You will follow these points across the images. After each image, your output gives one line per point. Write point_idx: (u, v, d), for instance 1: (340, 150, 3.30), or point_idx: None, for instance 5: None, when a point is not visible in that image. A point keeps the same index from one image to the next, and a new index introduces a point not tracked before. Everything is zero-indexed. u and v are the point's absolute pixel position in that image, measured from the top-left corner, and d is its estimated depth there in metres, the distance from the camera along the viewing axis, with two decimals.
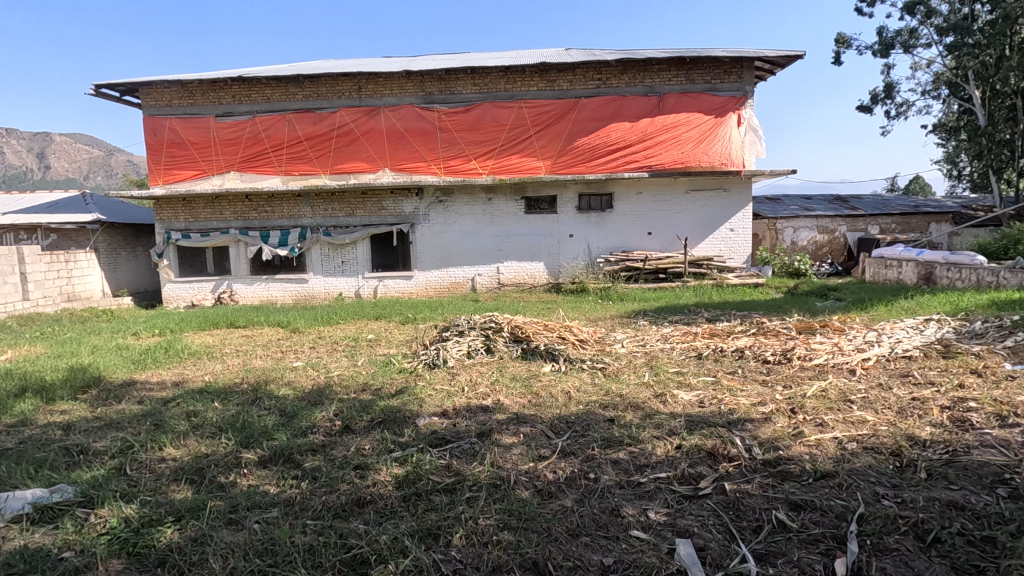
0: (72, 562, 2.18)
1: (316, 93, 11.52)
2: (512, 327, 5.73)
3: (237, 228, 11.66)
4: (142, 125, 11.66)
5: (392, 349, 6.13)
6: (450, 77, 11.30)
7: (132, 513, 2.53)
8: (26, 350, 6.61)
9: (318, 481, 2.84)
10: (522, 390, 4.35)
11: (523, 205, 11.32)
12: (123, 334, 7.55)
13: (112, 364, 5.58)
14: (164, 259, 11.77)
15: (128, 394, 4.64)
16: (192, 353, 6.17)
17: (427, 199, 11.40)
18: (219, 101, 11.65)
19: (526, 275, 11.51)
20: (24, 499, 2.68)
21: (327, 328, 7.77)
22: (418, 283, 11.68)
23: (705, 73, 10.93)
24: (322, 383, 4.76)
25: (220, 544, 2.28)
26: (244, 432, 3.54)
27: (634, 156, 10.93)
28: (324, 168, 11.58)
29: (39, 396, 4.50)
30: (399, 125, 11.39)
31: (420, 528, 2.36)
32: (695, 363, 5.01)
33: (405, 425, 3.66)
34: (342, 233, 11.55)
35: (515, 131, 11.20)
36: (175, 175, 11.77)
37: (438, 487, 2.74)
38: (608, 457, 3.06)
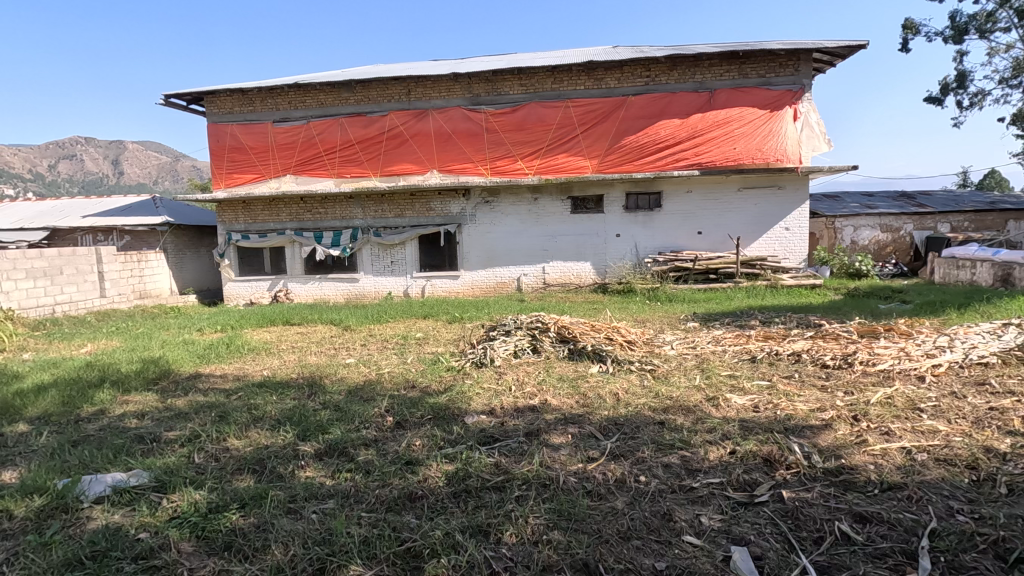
0: (148, 543, 2.32)
1: (367, 97, 11.83)
2: (559, 327, 5.72)
3: (293, 230, 12.13)
4: (207, 132, 12.31)
5: (440, 348, 6.23)
6: (497, 78, 11.36)
7: (200, 499, 2.67)
8: (104, 343, 7.10)
9: (371, 475, 2.92)
10: (570, 390, 4.34)
11: (569, 204, 11.28)
12: (188, 330, 8.00)
13: (180, 358, 5.92)
14: (225, 259, 12.39)
15: (195, 386, 4.91)
16: (251, 349, 6.46)
17: (474, 200, 11.53)
18: (276, 107, 12.14)
19: (572, 275, 11.44)
20: (105, 482, 2.88)
21: (377, 326, 7.98)
22: (464, 283, 11.81)
23: (759, 66, 10.56)
24: (373, 380, 4.89)
25: (280, 533, 2.38)
26: (301, 425, 3.69)
27: (683, 154, 10.68)
28: (374, 170, 11.88)
29: (117, 386, 4.83)
30: (446, 127, 11.56)
31: (471, 525, 2.40)
32: (749, 367, 4.85)
33: (454, 423, 3.71)
34: (391, 234, 11.83)
35: (561, 130, 11.16)
36: (236, 179, 12.35)
37: (488, 485, 2.77)
38: (658, 460, 3.01)
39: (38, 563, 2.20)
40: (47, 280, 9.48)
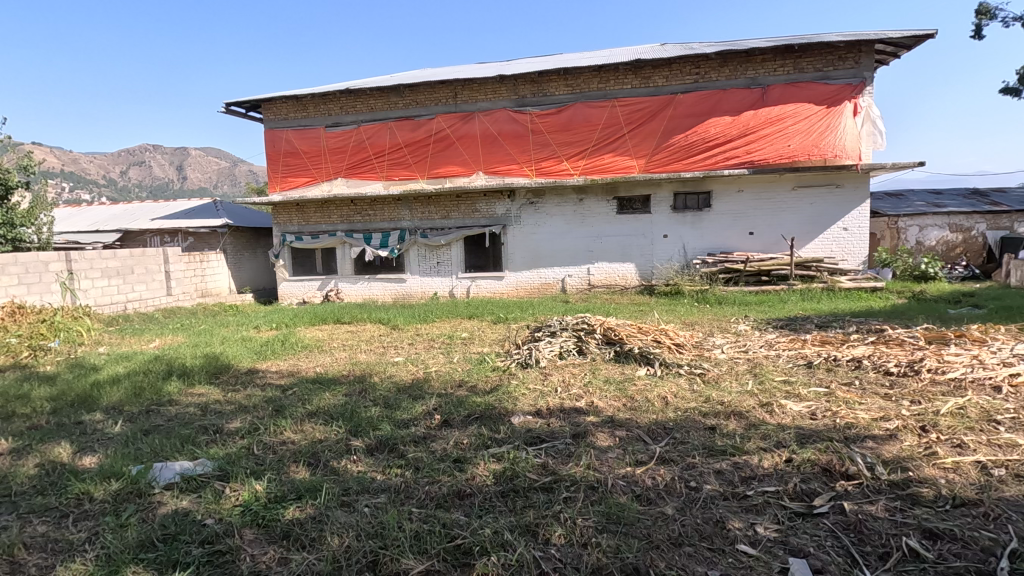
0: (213, 529, 2.44)
1: (414, 101, 12.06)
2: (605, 329, 5.66)
3: (343, 231, 12.50)
4: (264, 138, 12.84)
5: (486, 348, 6.28)
6: (542, 79, 11.36)
7: (260, 489, 2.79)
8: (171, 339, 7.53)
9: (420, 471, 2.98)
10: (616, 392, 4.29)
11: (615, 205, 11.15)
12: (247, 327, 8.37)
13: (239, 353, 6.21)
14: (280, 260, 12.90)
15: (253, 381, 5.14)
16: (304, 346, 6.69)
17: (519, 201, 11.58)
18: (329, 112, 12.55)
19: (617, 276, 11.31)
20: (174, 469, 3.05)
21: (424, 326, 8.13)
22: (509, 283, 11.87)
23: (816, 60, 10.13)
24: (421, 378, 4.98)
25: (335, 524, 2.45)
26: (353, 421, 3.79)
27: (734, 152, 10.38)
28: (421, 173, 12.10)
29: (183, 379, 5.11)
30: (492, 129, 11.64)
31: (520, 524, 2.41)
32: (806, 373, 4.66)
33: (501, 422, 3.73)
34: (437, 235, 12.01)
35: (607, 130, 11.06)
36: (290, 183, 12.84)
37: (535, 485, 2.77)
38: (710, 466, 2.94)
39: (116, 542, 2.36)
40: (119, 279, 10.12)
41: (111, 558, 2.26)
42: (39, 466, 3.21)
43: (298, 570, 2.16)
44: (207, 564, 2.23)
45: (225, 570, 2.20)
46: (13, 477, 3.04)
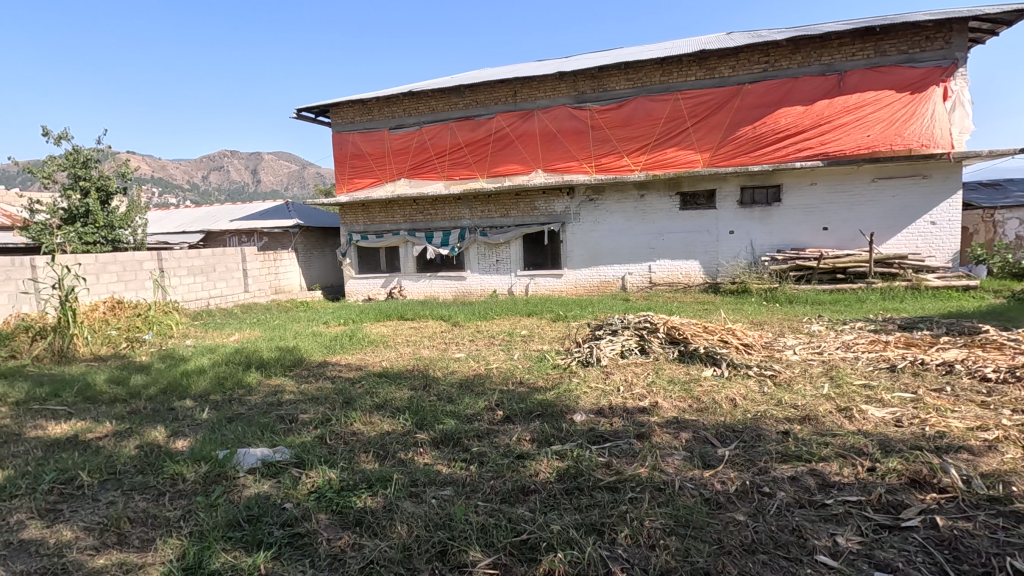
0: (292, 513, 2.58)
1: (474, 101, 12.21)
2: (668, 328, 5.53)
3: (406, 230, 12.86)
4: (332, 141, 13.40)
5: (546, 345, 6.29)
6: (603, 75, 11.22)
7: (333, 477, 2.92)
8: (249, 332, 8.02)
9: (485, 466, 3.02)
10: (682, 393, 4.18)
11: (677, 200, 10.85)
12: (317, 323, 8.80)
13: (311, 347, 6.53)
14: (347, 258, 13.44)
15: (323, 373, 5.39)
16: (370, 341, 6.94)
17: (578, 198, 11.50)
18: (392, 115, 12.93)
19: (680, 274, 11.01)
20: (255, 455, 3.25)
21: (483, 323, 8.24)
22: (568, 282, 11.82)
23: (900, 42, 9.43)
24: (482, 374, 5.05)
25: (404, 514, 2.53)
26: (418, 414, 3.90)
27: (807, 143, 9.86)
28: (481, 172, 12.24)
29: (261, 371, 5.43)
30: (552, 127, 11.62)
31: (585, 522, 2.40)
32: (889, 377, 4.36)
33: (562, 420, 3.73)
34: (496, 233, 12.13)
35: (670, 124, 10.78)
36: (356, 184, 13.33)
37: (600, 484, 2.75)
38: (784, 472, 2.81)
39: (207, 521, 2.54)
40: (203, 277, 10.86)
41: (203, 535, 2.44)
42: (138, 447, 3.50)
43: (371, 556, 2.24)
44: (287, 546, 2.36)
45: (304, 552, 2.32)
46: (117, 456, 3.34)
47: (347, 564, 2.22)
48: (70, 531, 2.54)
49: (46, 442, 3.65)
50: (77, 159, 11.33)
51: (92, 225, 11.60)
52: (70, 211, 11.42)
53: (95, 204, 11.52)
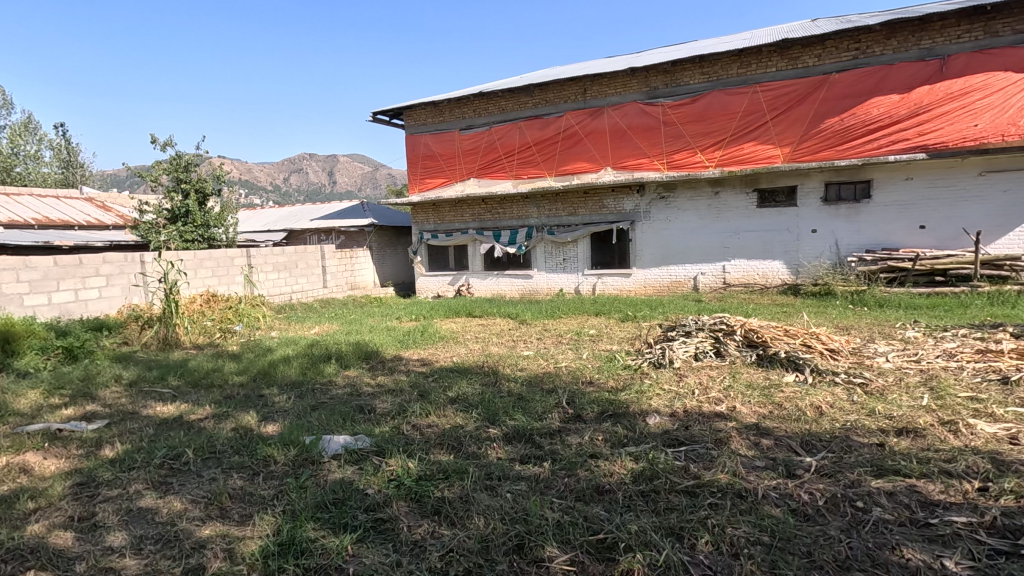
0: (375, 499, 2.69)
1: (544, 100, 12.23)
2: (746, 331, 5.30)
3: (475, 229, 13.10)
4: (406, 143, 13.85)
5: (615, 345, 6.20)
6: (676, 69, 10.90)
7: (411, 466, 3.03)
8: (327, 326, 8.44)
9: (558, 463, 3.02)
10: (762, 398, 4.00)
11: (755, 197, 10.38)
12: (390, 318, 9.14)
13: (386, 341, 6.79)
14: (418, 256, 13.86)
15: (397, 367, 5.59)
16: (441, 337, 7.12)
17: (648, 196, 11.25)
18: (462, 115, 13.18)
19: (757, 274, 10.52)
20: (339, 442, 3.43)
21: (550, 321, 8.26)
22: (637, 281, 11.59)
23: (1015, 21, 8.55)
24: (550, 373, 5.05)
25: (480, 506, 2.58)
26: (490, 409, 3.96)
27: (902, 134, 9.13)
28: (549, 170, 12.24)
29: (340, 362, 5.71)
30: (622, 123, 11.43)
31: (663, 526, 2.35)
32: (1000, 390, 3.96)
33: (635, 421, 3.67)
34: (564, 232, 12.10)
35: (748, 117, 10.33)
36: (427, 184, 13.69)
37: (678, 488, 2.68)
38: (880, 487, 2.62)
39: (299, 501, 2.70)
40: (287, 273, 11.56)
41: (295, 514, 2.60)
42: (234, 430, 3.77)
43: (450, 545, 2.31)
44: (371, 529, 2.47)
45: (387, 537, 2.42)
46: (217, 437, 3.62)
47: (428, 551, 2.29)
48: (180, 502, 2.78)
49: (156, 421, 4.01)
50: (179, 164, 12.41)
51: (191, 224, 12.59)
52: (172, 212, 12.46)
53: (194, 204, 12.51)
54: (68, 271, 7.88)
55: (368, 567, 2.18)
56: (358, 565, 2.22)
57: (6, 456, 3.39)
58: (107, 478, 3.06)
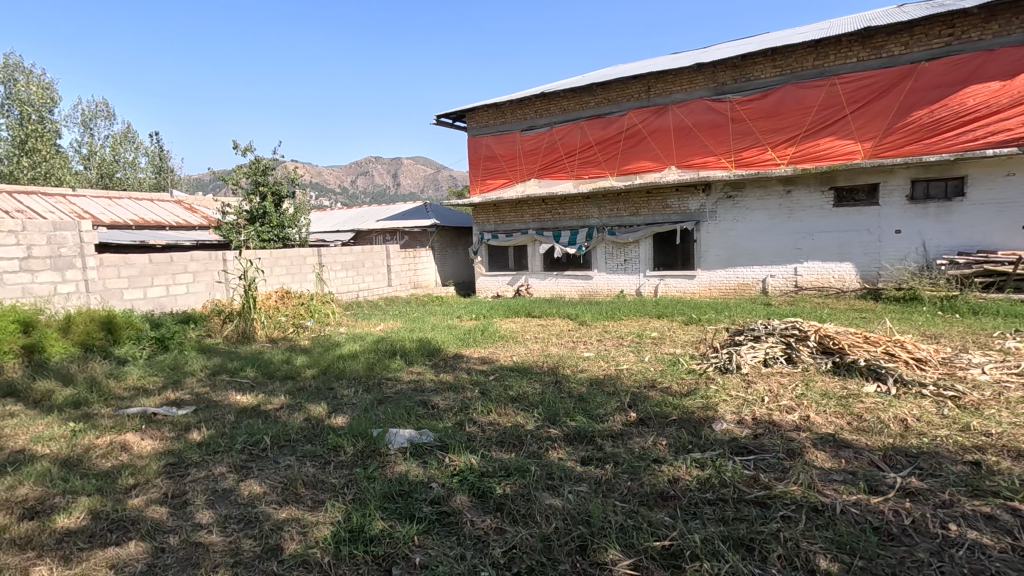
0: (439, 492, 2.76)
1: (606, 99, 12.09)
2: (821, 337, 5.02)
3: (535, 229, 13.14)
4: (468, 144, 14.08)
5: (678, 349, 6.04)
6: (746, 63, 10.49)
7: (474, 462, 3.07)
8: (391, 323, 8.72)
9: (620, 466, 2.98)
10: (839, 408, 3.78)
11: (832, 196, 9.82)
12: (452, 316, 9.33)
13: (448, 339, 6.93)
14: (479, 256, 14.07)
15: (459, 364, 5.69)
16: (501, 336, 7.19)
17: (715, 196, 10.88)
18: (524, 116, 13.24)
19: (832, 277, 9.94)
20: (404, 435, 3.53)
21: (611, 323, 8.16)
22: (701, 283, 11.23)
23: None
24: (612, 375, 4.98)
25: (542, 505, 2.59)
26: (551, 409, 3.96)
27: (1002, 125, 8.35)
28: (611, 170, 12.08)
29: (404, 359, 5.88)
30: (687, 121, 11.12)
31: (732, 536, 2.27)
32: None
33: (701, 427, 3.56)
34: (625, 232, 11.92)
35: (824, 111, 9.79)
36: (489, 185, 13.86)
37: (747, 498, 2.58)
38: (976, 509, 2.41)
39: (367, 491, 2.81)
40: (355, 271, 12.04)
41: (364, 503, 2.70)
42: (307, 420, 3.97)
43: (513, 542, 2.33)
44: (436, 522, 2.53)
45: (451, 530, 2.47)
46: (292, 426, 3.82)
47: (491, 546, 2.32)
48: (260, 486, 2.96)
49: (237, 409, 4.29)
50: (257, 168, 13.27)
51: (267, 225, 13.35)
52: (251, 213, 13.25)
53: (271, 206, 13.29)
54: (161, 268, 8.56)
55: (433, 558, 2.24)
56: (424, 556, 2.27)
57: (109, 435, 3.73)
58: (196, 460, 3.30)
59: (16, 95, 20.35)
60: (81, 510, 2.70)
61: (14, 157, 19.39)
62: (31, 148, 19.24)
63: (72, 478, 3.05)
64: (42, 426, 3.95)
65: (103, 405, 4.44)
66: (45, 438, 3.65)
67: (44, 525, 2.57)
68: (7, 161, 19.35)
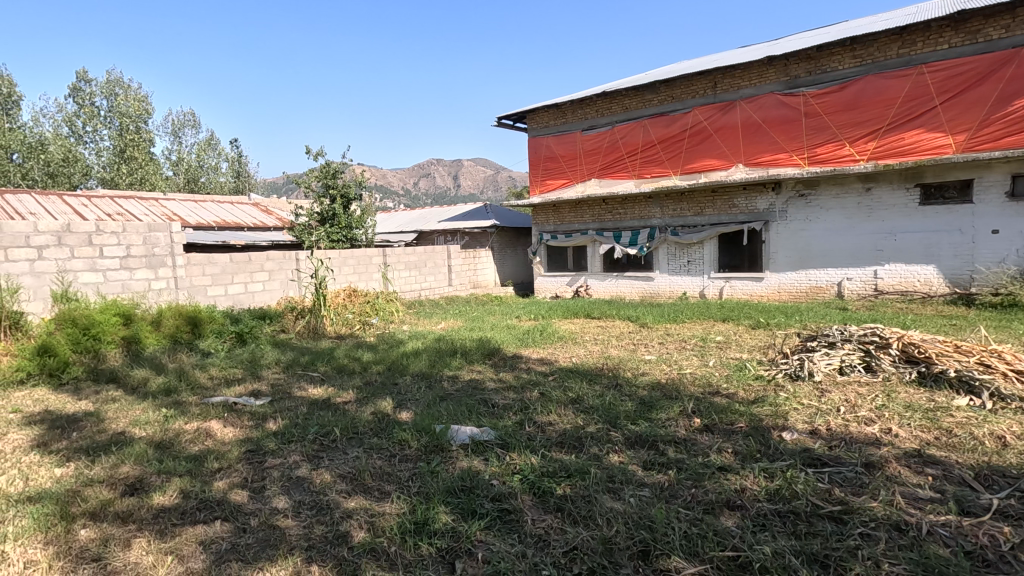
0: (500, 490, 2.80)
1: (670, 96, 11.79)
2: (904, 345, 4.70)
3: (594, 230, 13.03)
4: (529, 145, 14.14)
5: (745, 354, 5.82)
6: (823, 54, 9.94)
7: (535, 462, 3.09)
8: (452, 322, 8.89)
9: (684, 472, 2.92)
10: (926, 422, 3.52)
11: (918, 193, 9.14)
12: (511, 316, 9.40)
13: (507, 339, 6.99)
14: (538, 257, 14.11)
15: (517, 364, 5.73)
16: (560, 337, 7.17)
17: (786, 194, 10.39)
18: (585, 116, 13.15)
19: (916, 281, 9.26)
20: (466, 433, 3.61)
21: (674, 326, 7.96)
22: (770, 286, 10.75)
23: None
24: (674, 379, 4.87)
25: (603, 507, 2.58)
26: (611, 412, 3.93)
27: None
28: (674, 169, 11.78)
29: (464, 357, 5.99)
30: (757, 117, 10.68)
31: (805, 551, 2.18)
32: None
33: (770, 436, 3.42)
34: (689, 233, 11.59)
35: (910, 103, 9.13)
36: (549, 186, 13.86)
37: (821, 512, 2.47)
38: None
39: (431, 485, 2.89)
40: (417, 271, 12.38)
41: (428, 496, 2.79)
42: (373, 414, 4.13)
43: (574, 543, 2.33)
44: (498, 519, 2.57)
45: (512, 527, 2.51)
46: (359, 420, 3.98)
47: (552, 546, 2.33)
48: (330, 475, 3.11)
49: (309, 401, 4.52)
50: (328, 171, 13.91)
51: (337, 226, 13.96)
52: (322, 215, 13.90)
53: (339, 207, 13.90)
54: (241, 267, 9.13)
55: (496, 554, 2.28)
56: (487, 552, 2.31)
57: (197, 422, 4.03)
58: (272, 448, 3.51)
59: (116, 108, 22.26)
60: (173, 490, 2.94)
61: (115, 165, 21.24)
62: (129, 156, 21.01)
63: (165, 459, 3.32)
64: (139, 411, 4.32)
65: (190, 394, 4.79)
66: (142, 422, 3.99)
67: (143, 501, 2.82)
68: (109, 168, 21.21)
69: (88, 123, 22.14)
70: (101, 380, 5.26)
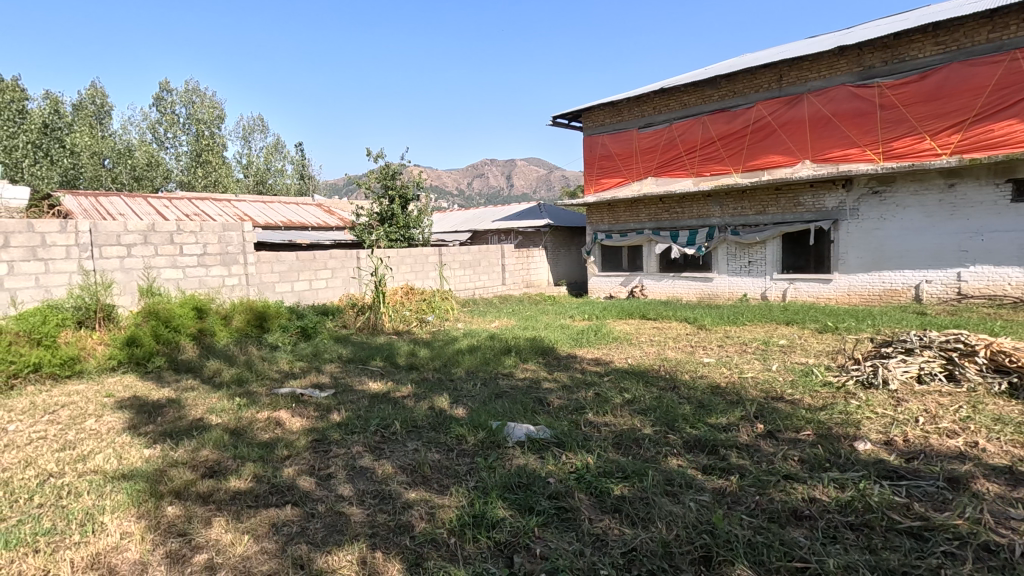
0: (557, 487, 2.80)
1: (731, 91, 11.41)
2: (992, 353, 4.35)
3: (650, 229, 12.80)
4: (584, 144, 14.04)
5: (811, 359, 5.56)
6: (901, 42, 9.34)
7: (591, 462, 3.08)
8: (505, 320, 8.97)
9: (747, 479, 2.83)
10: (1018, 437, 3.25)
11: (1009, 189, 8.45)
12: (564, 316, 9.38)
13: (561, 339, 6.98)
14: (591, 256, 14.01)
15: (571, 364, 5.71)
16: (615, 338, 7.10)
17: (857, 191, 9.84)
18: (642, 113, 12.92)
19: (1006, 284, 8.56)
20: (523, 430, 3.63)
21: (734, 328, 7.71)
22: (839, 288, 10.21)
23: None
24: (735, 383, 4.72)
25: (662, 511, 2.53)
26: (669, 415, 3.86)
27: None
28: (735, 166, 11.40)
29: (519, 356, 6.03)
30: (826, 110, 10.16)
31: (880, 566, 2.07)
32: None
33: (840, 445, 3.26)
34: (751, 232, 11.19)
35: (1002, 92, 8.44)
36: (604, 185, 13.71)
37: (899, 527, 2.33)
38: None
39: (488, 479, 2.94)
40: (471, 270, 12.54)
41: (486, 490, 2.84)
42: (431, 409, 4.22)
43: (633, 544, 2.31)
44: (555, 516, 2.58)
45: (569, 525, 2.51)
46: (418, 414, 4.09)
47: (610, 546, 2.32)
48: (391, 467, 3.21)
49: (369, 395, 4.67)
50: (387, 173, 14.39)
51: (395, 226, 14.35)
52: (381, 215, 14.35)
53: (398, 208, 14.31)
54: (306, 265, 9.55)
55: (555, 551, 2.28)
56: (545, 548, 2.33)
57: (268, 411, 4.26)
58: (336, 439, 3.66)
59: (194, 116, 23.81)
60: (248, 474, 3.12)
61: (193, 168, 22.70)
62: (205, 160, 22.42)
63: (239, 445, 3.53)
64: (215, 399, 4.61)
65: (260, 385, 5.07)
66: (218, 410, 4.26)
67: (221, 483, 3.01)
68: (188, 172, 22.69)
69: (169, 130, 23.77)
70: (181, 369, 5.66)
